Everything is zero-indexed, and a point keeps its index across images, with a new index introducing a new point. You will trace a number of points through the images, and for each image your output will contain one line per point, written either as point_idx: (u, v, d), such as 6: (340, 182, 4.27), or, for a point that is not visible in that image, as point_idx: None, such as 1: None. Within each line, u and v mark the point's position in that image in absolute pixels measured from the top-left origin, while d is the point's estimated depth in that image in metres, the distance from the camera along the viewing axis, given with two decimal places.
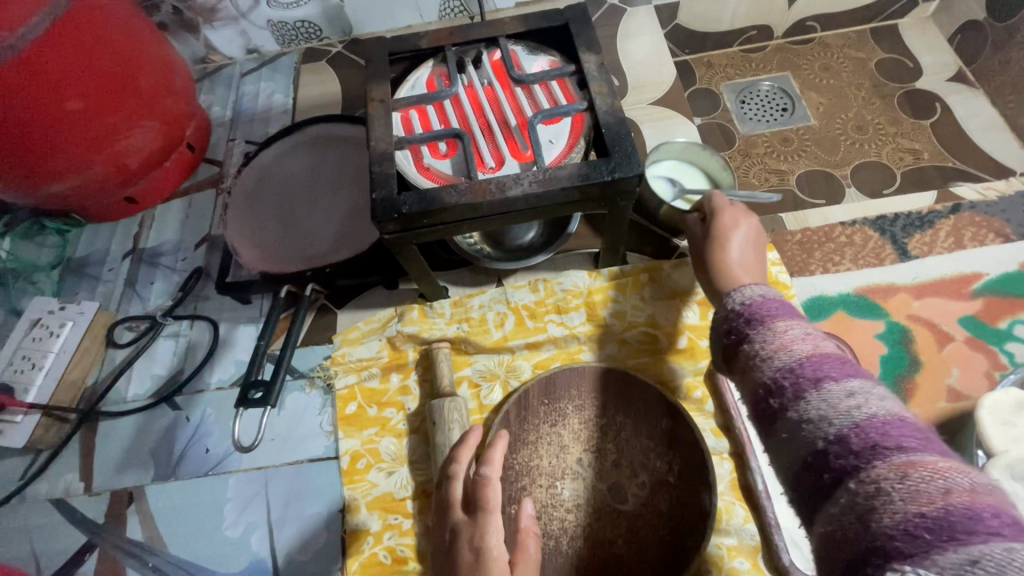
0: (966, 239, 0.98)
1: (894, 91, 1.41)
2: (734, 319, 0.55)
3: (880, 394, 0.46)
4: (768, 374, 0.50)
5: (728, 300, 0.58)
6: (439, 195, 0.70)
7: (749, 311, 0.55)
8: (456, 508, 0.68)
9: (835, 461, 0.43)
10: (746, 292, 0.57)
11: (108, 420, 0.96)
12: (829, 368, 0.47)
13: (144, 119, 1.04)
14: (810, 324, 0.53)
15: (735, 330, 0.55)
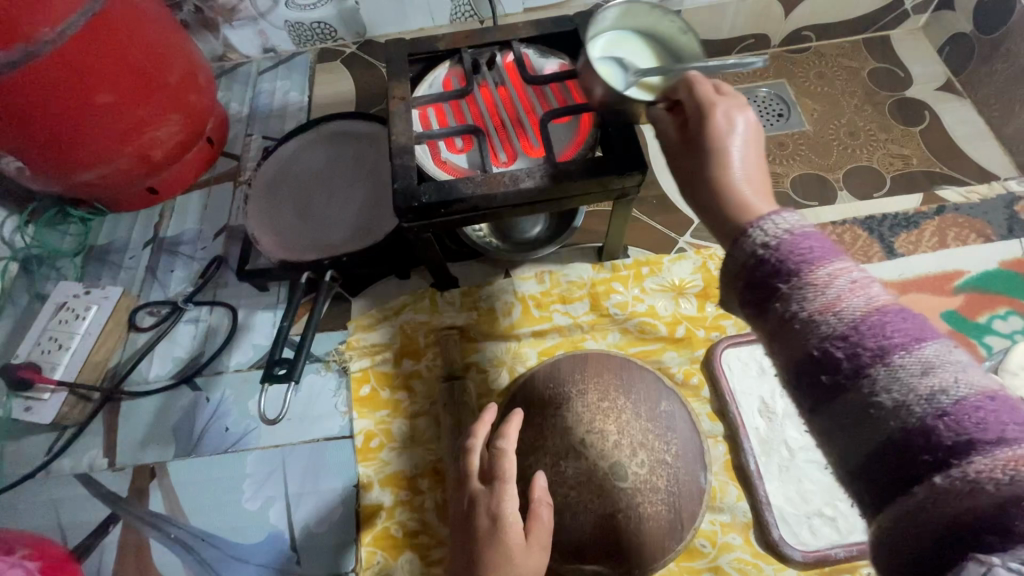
0: (949, 239, 1.04)
1: (885, 99, 1.47)
2: (760, 262, 0.45)
3: (953, 357, 0.39)
4: (822, 342, 0.41)
5: (750, 236, 0.46)
6: (456, 186, 0.75)
7: (780, 252, 0.44)
8: (473, 479, 0.75)
9: (917, 454, 0.37)
10: (773, 224, 0.46)
11: (130, 399, 1.00)
12: (892, 331, 0.39)
13: (169, 113, 1.08)
14: (854, 265, 0.43)
15: (764, 279, 0.44)
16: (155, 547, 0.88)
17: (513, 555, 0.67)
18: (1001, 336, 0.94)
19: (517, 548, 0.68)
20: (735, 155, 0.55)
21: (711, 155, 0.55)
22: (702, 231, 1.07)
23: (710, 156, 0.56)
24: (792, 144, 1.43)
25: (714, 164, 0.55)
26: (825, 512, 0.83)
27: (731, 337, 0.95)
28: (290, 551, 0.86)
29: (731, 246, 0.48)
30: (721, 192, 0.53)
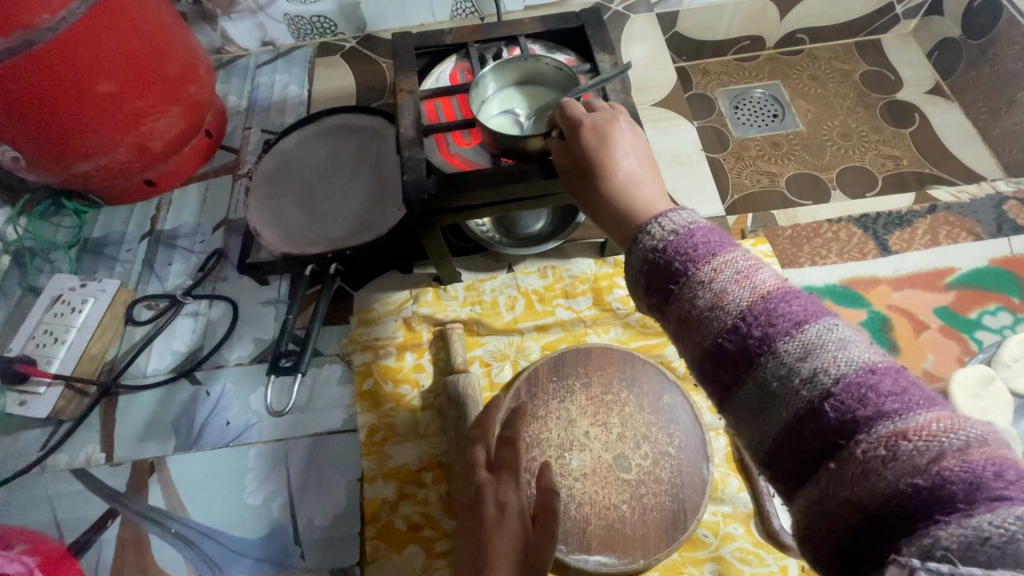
0: (941, 237, 1.06)
1: (877, 101, 1.50)
2: (651, 265, 0.47)
3: (837, 335, 0.39)
4: (711, 336, 0.42)
5: (642, 240, 0.49)
6: (465, 179, 0.75)
7: (666, 253, 0.46)
8: (481, 469, 0.78)
9: (811, 437, 0.37)
10: (663, 225, 0.48)
11: (128, 393, 0.99)
12: (776, 318, 0.40)
13: (168, 104, 1.07)
14: (741, 253, 0.44)
15: (656, 280, 0.46)
16: (155, 542, 0.87)
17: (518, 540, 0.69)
18: (991, 331, 0.97)
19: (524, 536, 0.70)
20: (625, 164, 0.59)
21: (600, 169, 0.60)
22: None
23: (602, 169, 0.59)
24: (787, 144, 1.46)
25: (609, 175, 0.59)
26: None
27: None
28: (293, 546, 0.85)
29: (629, 250, 0.50)
30: (617, 196, 0.57)
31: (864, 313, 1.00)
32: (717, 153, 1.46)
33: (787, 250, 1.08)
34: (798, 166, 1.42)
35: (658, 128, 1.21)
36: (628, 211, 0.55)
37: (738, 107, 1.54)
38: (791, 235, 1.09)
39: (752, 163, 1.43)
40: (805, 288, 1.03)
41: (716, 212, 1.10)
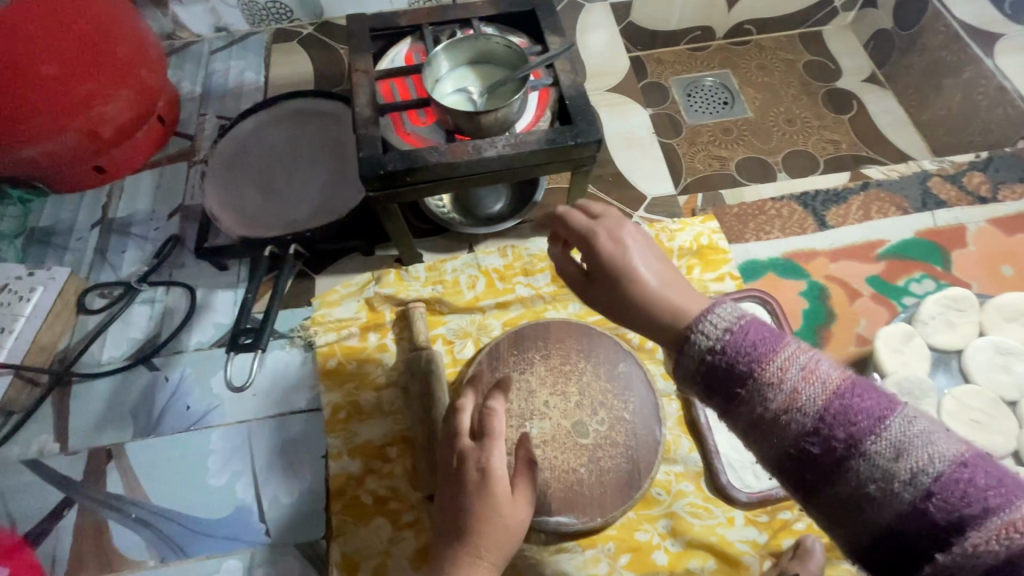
0: (872, 212, 1.14)
1: (819, 90, 1.58)
2: (710, 366, 0.49)
3: (917, 426, 0.43)
4: (793, 440, 0.45)
5: (695, 340, 0.50)
6: (420, 154, 0.77)
7: (727, 354, 0.48)
8: (463, 436, 0.76)
9: (916, 530, 0.41)
10: (714, 323, 0.50)
11: (82, 382, 0.97)
12: (857, 416, 0.43)
13: (118, 88, 1.05)
14: (797, 348, 0.47)
15: (719, 382, 0.48)
16: (114, 529, 0.86)
17: (500, 506, 0.68)
18: (916, 297, 1.05)
19: (505, 500, 0.69)
20: (646, 271, 0.57)
21: (616, 277, 0.58)
22: (654, 207, 1.13)
23: (629, 270, 0.58)
24: (736, 130, 1.53)
25: (636, 282, 0.57)
26: None
27: None
28: (258, 524, 0.86)
29: (680, 351, 0.51)
30: (648, 307, 0.56)
31: (803, 283, 1.07)
32: (671, 139, 1.51)
33: (734, 227, 1.14)
34: (747, 151, 1.49)
35: (612, 113, 1.25)
36: (666, 318, 0.55)
37: (691, 95, 1.60)
38: (738, 213, 1.15)
39: (704, 148, 1.49)
40: (750, 262, 1.10)
41: (667, 192, 1.15)
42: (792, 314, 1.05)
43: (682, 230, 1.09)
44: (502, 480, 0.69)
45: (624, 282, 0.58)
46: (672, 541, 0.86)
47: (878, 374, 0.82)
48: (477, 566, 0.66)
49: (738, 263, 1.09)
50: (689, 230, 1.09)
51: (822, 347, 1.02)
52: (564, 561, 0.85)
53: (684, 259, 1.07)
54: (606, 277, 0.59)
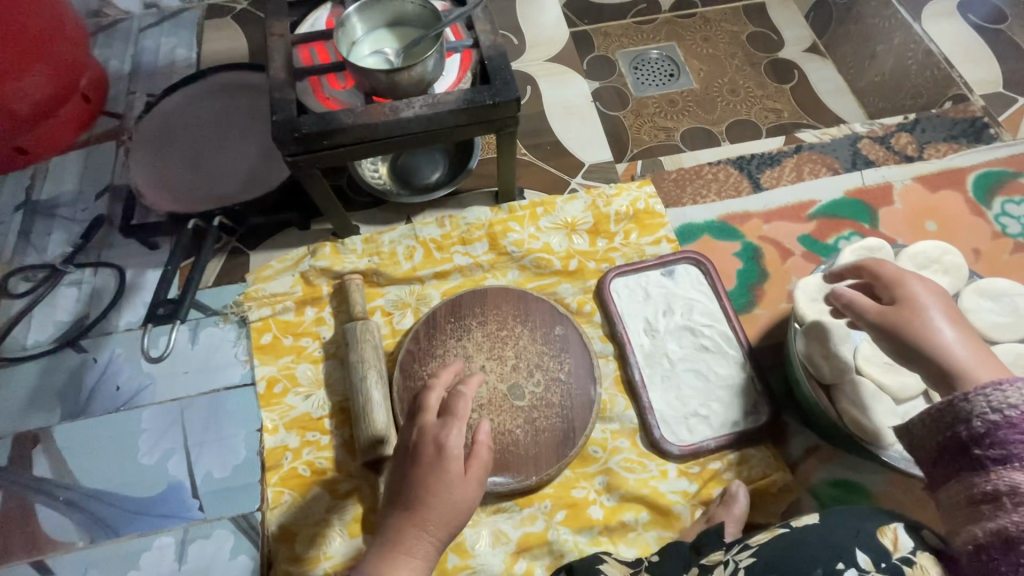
0: (805, 174, 1.17)
1: (762, 60, 1.52)
2: (969, 438, 0.48)
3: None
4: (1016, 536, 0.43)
5: (968, 403, 0.48)
6: (336, 117, 0.76)
7: (1000, 434, 0.46)
8: (428, 413, 0.71)
9: None
10: (1005, 397, 0.46)
11: (7, 366, 0.94)
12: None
13: (32, 63, 1.02)
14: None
15: (972, 451, 0.47)
16: (42, 512, 0.84)
17: (451, 484, 0.65)
18: None
19: (458, 478, 0.66)
20: (942, 324, 0.57)
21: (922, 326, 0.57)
22: (592, 173, 1.15)
23: (935, 317, 0.58)
24: (681, 102, 1.46)
25: (943, 329, 0.57)
26: (701, 412, 0.93)
27: (620, 267, 1.03)
28: (191, 499, 0.85)
29: (944, 401, 0.50)
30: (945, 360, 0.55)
31: (737, 244, 1.09)
32: (616, 112, 1.45)
33: (672, 192, 1.15)
34: (692, 122, 1.43)
35: (552, 82, 1.26)
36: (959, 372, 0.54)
37: (637, 69, 1.53)
38: (675, 178, 1.16)
39: (650, 120, 1.43)
40: (686, 225, 1.11)
41: (605, 158, 1.17)
42: (725, 274, 1.07)
43: (619, 195, 1.10)
44: (455, 458, 0.66)
45: (926, 327, 0.57)
46: (608, 496, 0.87)
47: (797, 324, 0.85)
48: (417, 536, 0.64)
49: (675, 227, 1.11)
50: (626, 195, 1.10)
51: (756, 305, 1.04)
52: (502, 521, 0.86)
53: (621, 224, 1.08)
54: (907, 316, 0.59)
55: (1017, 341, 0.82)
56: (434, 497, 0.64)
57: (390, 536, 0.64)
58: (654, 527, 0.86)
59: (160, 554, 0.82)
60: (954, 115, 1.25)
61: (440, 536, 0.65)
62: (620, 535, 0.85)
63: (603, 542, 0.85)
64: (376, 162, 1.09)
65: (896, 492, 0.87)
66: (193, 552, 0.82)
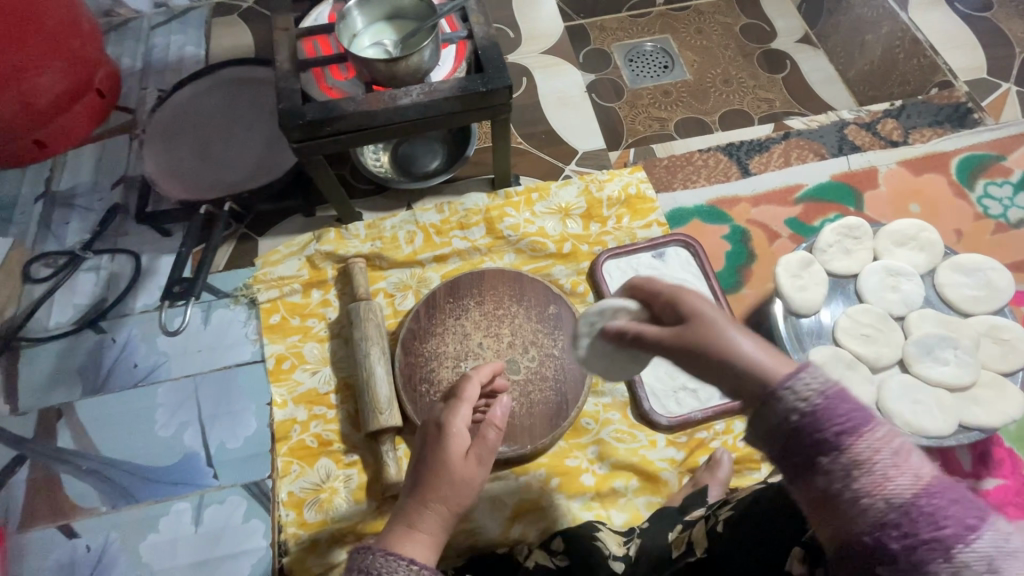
0: (792, 159, 1.21)
1: (754, 51, 1.53)
2: (789, 426, 0.43)
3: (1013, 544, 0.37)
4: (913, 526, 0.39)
5: (780, 393, 0.44)
6: (337, 105, 0.81)
7: (812, 418, 0.42)
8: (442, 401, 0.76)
9: None
10: (806, 379, 0.43)
11: (31, 346, 1.00)
12: (943, 520, 0.38)
13: (51, 58, 1.06)
14: (897, 424, 0.42)
15: (789, 438, 0.43)
16: (66, 480, 0.89)
17: (450, 462, 0.66)
18: None
19: (457, 458, 0.67)
20: (741, 335, 0.48)
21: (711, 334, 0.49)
22: (585, 161, 1.19)
23: (724, 327, 0.49)
24: (676, 93, 1.49)
25: (734, 337, 0.48)
26: (688, 386, 0.97)
27: (612, 249, 1.07)
28: (206, 468, 0.90)
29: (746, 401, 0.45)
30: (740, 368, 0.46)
31: (726, 227, 1.13)
32: (612, 103, 1.47)
33: (663, 177, 1.19)
34: (685, 111, 1.45)
35: (547, 74, 1.31)
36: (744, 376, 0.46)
37: (632, 61, 1.55)
38: (666, 164, 1.20)
39: (645, 111, 1.45)
40: (677, 209, 1.15)
41: (598, 146, 1.21)
42: (714, 256, 1.11)
43: (611, 180, 1.15)
44: (459, 434, 0.69)
45: (712, 340, 0.48)
46: (600, 465, 0.92)
47: (781, 299, 0.87)
48: (425, 511, 0.64)
49: (666, 211, 1.15)
50: (618, 181, 1.15)
51: (744, 285, 1.08)
52: (499, 488, 0.91)
53: (613, 209, 1.12)
54: (696, 333, 0.49)
55: (989, 313, 0.86)
56: (443, 473, 0.66)
57: (407, 512, 0.64)
58: (643, 493, 0.90)
59: (177, 518, 0.87)
60: (939, 102, 1.28)
61: (444, 511, 0.64)
62: (611, 500, 0.90)
63: (595, 508, 0.89)
64: (377, 151, 1.14)
65: None
66: (208, 516, 0.87)
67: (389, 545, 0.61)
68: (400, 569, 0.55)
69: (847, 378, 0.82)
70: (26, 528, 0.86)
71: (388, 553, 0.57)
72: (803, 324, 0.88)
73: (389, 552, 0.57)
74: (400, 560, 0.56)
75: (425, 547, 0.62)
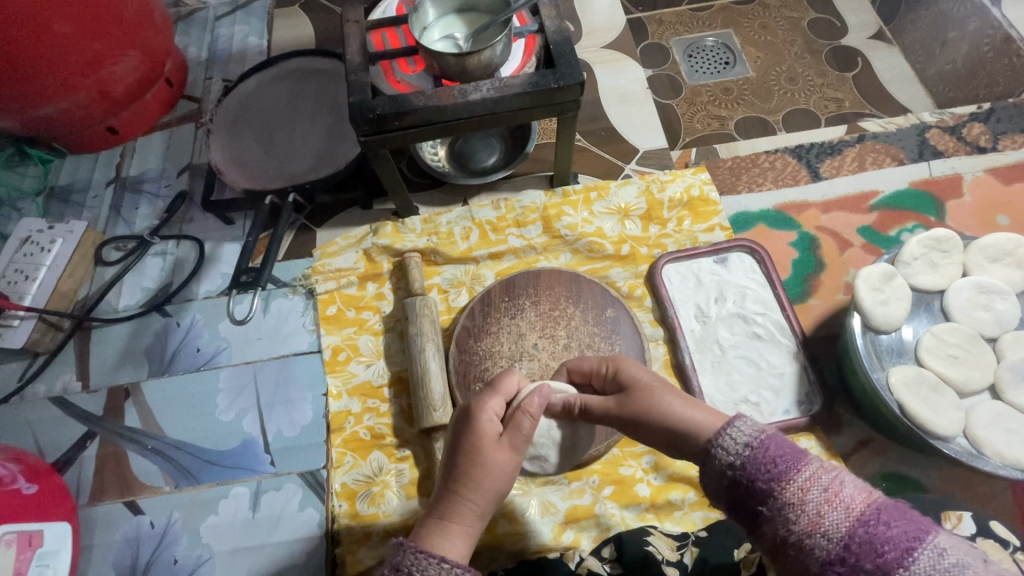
0: (867, 163, 1.14)
1: (823, 47, 1.37)
2: (732, 481, 0.57)
3: (948, 560, 0.46)
4: (832, 547, 0.49)
5: (717, 454, 0.58)
6: (407, 99, 0.80)
7: (746, 470, 0.56)
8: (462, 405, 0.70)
9: None
10: (733, 439, 0.58)
11: (101, 327, 1.03)
12: (882, 546, 0.48)
13: (125, 48, 1.08)
14: (819, 469, 0.54)
15: (740, 497, 0.56)
16: (132, 457, 0.92)
17: (483, 447, 0.63)
18: None
19: (490, 443, 0.63)
20: (670, 399, 0.65)
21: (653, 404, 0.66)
22: (646, 160, 1.16)
23: (657, 394, 0.66)
24: (737, 90, 1.32)
25: (670, 403, 0.65)
26: (750, 399, 0.93)
27: (672, 253, 1.03)
28: (264, 454, 0.92)
29: (706, 462, 0.60)
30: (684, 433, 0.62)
31: (794, 234, 1.08)
32: (669, 100, 1.31)
33: (727, 179, 1.14)
34: (747, 110, 1.29)
35: (607, 69, 1.28)
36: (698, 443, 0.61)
37: (692, 56, 1.39)
38: (731, 165, 1.16)
39: (704, 108, 1.29)
40: (741, 213, 1.11)
41: (659, 145, 1.18)
42: (780, 263, 1.06)
43: (673, 181, 1.11)
44: (489, 421, 0.64)
45: (651, 407, 0.66)
46: (655, 475, 0.90)
47: (858, 314, 0.82)
48: (458, 503, 0.62)
49: (729, 215, 1.10)
50: (680, 182, 1.11)
51: (811, 295, 1.03)
52: (551, 493, 0.89)
53: (674, 211, 1.09)
54: (634, 404, 0.67)
55: None
56: (476, 460, 0.62)
57: (442, 502, 0.62)
58: (700, 507, 0.87)
59: (236, 501, 0.89)
60: None
61: (477, 501, 0.62)
62: (666, 512, 0.87)
63: (649, 519, 0.87)
64: (435, 145, 1.13)
65: (954, 487, 0.86)
66: (266, 502, 0.89)
67: (423, 542, 0.60)
68: (431, 568, 0.56)
69: (933, 402, 0.77)
70: (95, 502, 0.90)
71: (420, 551, 0.57)
72: (882, 340, 0.83)
73: (422, 548, 0.57)
74: (431, 559, 0.56)
75: (455, 540, 0.60)
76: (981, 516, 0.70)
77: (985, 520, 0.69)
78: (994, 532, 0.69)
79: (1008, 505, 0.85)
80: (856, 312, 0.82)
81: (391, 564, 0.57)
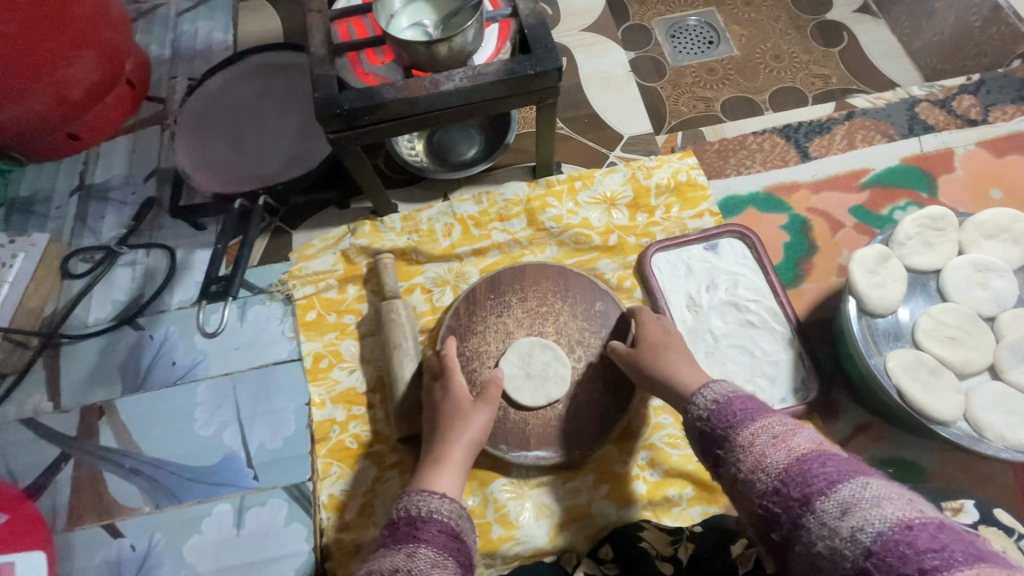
0: (857, 141, 1.11)
1: (808, 23, 1.33)
2: (702, 431, 0.61)
3: (871, 491, 0.45)
4: (767, 483, 0.51)
5: (692, 410, 0.63)
6: (377, 93, 0.76)
7: (711, 421, 0.60)
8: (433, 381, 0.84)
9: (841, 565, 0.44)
10: (705, 397, 0.62)
11: (71, 342, 0.99)
12: (811, 478, 0.48)
13: (80, 49, 1.02)
14: (776, 421, 0.55)
15: (706, 445, 0.59)
16: (109, 478, 0.89)
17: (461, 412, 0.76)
18: None
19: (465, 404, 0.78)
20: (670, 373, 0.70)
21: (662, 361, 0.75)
22: (631, 146, 1.13)
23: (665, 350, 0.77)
24: (721, 70, 1.28)
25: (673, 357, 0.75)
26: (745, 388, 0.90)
27: (661, 241, 1.01)
28: (247, 468, 0.89)
29: (688, 421, 0.64)
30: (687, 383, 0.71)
31: (784, 217, 1.05)
32: (653, 83, 1.27)
33: (715, 163, 1.11)
34: (733, 91, 1.25)
35: (588, 53, 1.24)
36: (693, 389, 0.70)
37: (675, 37, 1.34)
38: (717, 149, 1.13)
39: (689, 90, 1.25)
40: (729, 198, 1.07)
41: (644, 130, 1.15)
42: (772, 248, 1.03)
43: (659, 167, 1.07)
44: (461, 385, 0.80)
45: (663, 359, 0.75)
46: (651, 471, 0.87)
47: (853, 297, 0.80)
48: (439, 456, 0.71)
49: (718, 199, 1.07)
50: (667, 167, 1.08)
51: (804, 278, 1.01)
52: (546, 494, 0.87)
53: (662, 197, 1.05)
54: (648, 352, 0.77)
55: None
56: None
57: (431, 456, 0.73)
58: (698, 503, 0.85)
59: (220, 519, 0.86)
60: None
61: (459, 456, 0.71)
62: (664, 509, 0.85)
63: (647, 516, 0.85)
64: (412, 139, 1.09)
65: (953, 470, 0.84)
66: (251, 518, 0.86)
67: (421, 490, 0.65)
68: (435, 502, 0.62)
69: (932, 384, 0.75)
70: (72, 527, 0.86)
71: (425, 491, 0.63)
72: (878, 324, 0.81)
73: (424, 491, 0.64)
74: (434, 495, 0.63)
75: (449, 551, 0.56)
76: (985, 504, 0.68)
77: (989, 507, 0.67)
78: (999, 519, 0.66)
79: (1007, 486, 0.83)
80: (850, 296, 0.80)
81: (400, 507, 0.63)
